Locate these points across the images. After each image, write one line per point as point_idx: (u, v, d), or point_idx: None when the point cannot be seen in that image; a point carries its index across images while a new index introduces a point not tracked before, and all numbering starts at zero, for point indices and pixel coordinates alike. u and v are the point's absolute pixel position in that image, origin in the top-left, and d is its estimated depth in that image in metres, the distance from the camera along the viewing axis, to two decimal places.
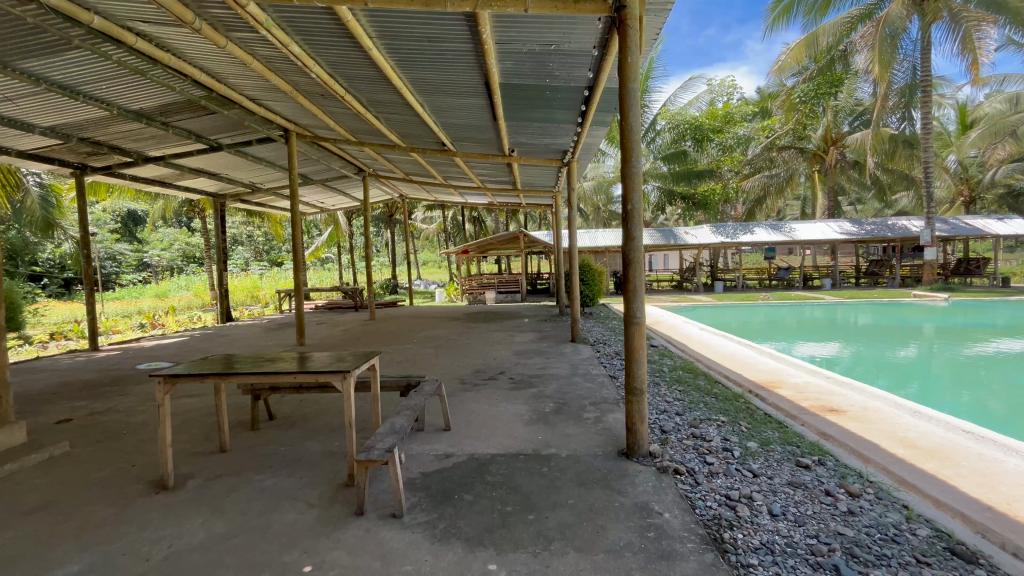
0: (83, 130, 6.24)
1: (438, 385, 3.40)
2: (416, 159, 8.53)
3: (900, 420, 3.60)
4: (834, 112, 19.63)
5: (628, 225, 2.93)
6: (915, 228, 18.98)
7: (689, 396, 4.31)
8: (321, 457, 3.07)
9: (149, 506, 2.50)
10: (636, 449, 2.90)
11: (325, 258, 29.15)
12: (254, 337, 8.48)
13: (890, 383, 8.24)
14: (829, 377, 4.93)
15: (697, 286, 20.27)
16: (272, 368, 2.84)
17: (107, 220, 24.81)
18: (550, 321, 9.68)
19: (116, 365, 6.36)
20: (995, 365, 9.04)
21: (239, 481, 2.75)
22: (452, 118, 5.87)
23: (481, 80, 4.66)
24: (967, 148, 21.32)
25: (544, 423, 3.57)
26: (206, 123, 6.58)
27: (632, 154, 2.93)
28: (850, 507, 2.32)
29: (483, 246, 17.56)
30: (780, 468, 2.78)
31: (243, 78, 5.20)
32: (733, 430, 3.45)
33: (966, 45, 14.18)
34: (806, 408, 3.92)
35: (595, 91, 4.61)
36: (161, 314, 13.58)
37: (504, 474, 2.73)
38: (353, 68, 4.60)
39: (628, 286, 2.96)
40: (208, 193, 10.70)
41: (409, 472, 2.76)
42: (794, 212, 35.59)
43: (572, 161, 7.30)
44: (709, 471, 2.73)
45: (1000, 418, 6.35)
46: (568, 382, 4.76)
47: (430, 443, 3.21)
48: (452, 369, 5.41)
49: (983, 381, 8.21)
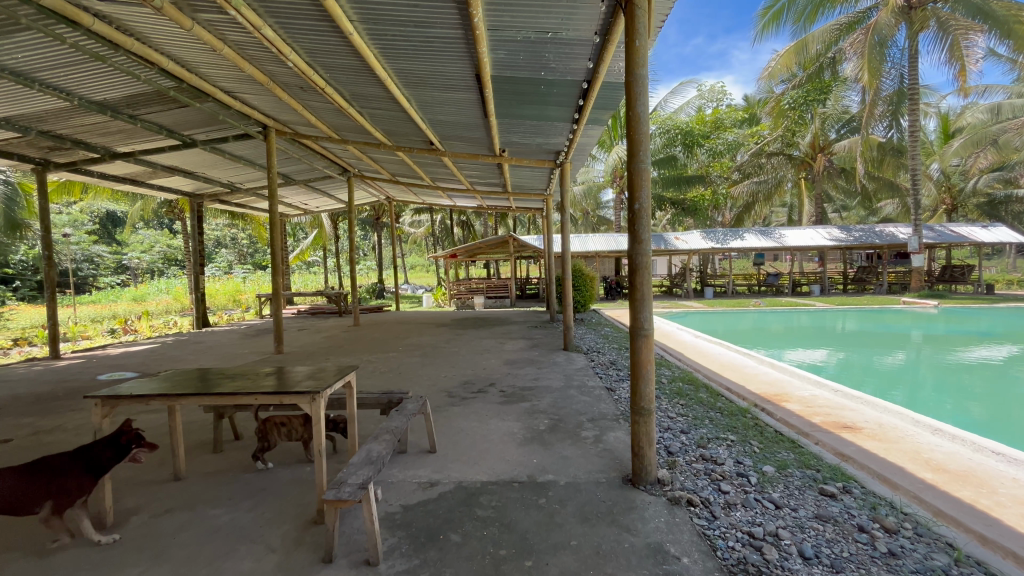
0: (42, 122, 5.79)
1: (423, 402, 3.07)
2: (403, 159, 8.19)
3: (921, 438, 3.36)
4: (822, 119, 19.69)
5: (634, 227, 2.65)
6: (902, 235, 19.10)
7: (692, 411, 4.04)
8: (289, 485, 2.71)
9: (80, 551, 2.13)
10: (642, 476, 2.61)
11: (311, 261, 28.52)
12: (229, 344, 8.04)
13: (876, 390, 8.09)
14: (837, 389, 4.71)
15: (688, 291, 20.17)
16: (231, 386, 2.48)
17: (84, 222, 23.97)
18: (541, 328, 9.38)
19: (76, 375, 5.90)
20: (981, 371, 8.97)
21: (190, 520, 2.39)
22: (440, 114, 5.56)
23: (471, 72, 4.36)
24: (950, 157, 21.57)
25: (538, 444, 3.26)
26: (178, 117, 6.17)
27: (639, 148, 2.66)
28: (891, 548, 2.05)
29: (472, 250, 17.22)
30: (804, 498, 2.50)
31: (216, 67, 4.85)
32: (744, 451, 3.17)
33: (954, 52, 14.25)
34: (817, 425, 3.67)
35: (594, 84, 4.32)
36: (136, 319, 12.98)
37: (496, 508, 2.41)
38: (333, 57, 4.27)
39: (633, 294, 2.68)
40: (184, 193, 10.24)
41: (387, 506, 2.42)
42: (780, 218, 35.91)
43: (566, 163, 7.01)
44: (725, 502, 2.45)
45: (989, 424, 6.23)
46: (563, 395, 4.45)
47: (412, 470, 2.87)
48: (438, 381, 5.08)
49: (970, 387, 8.12)
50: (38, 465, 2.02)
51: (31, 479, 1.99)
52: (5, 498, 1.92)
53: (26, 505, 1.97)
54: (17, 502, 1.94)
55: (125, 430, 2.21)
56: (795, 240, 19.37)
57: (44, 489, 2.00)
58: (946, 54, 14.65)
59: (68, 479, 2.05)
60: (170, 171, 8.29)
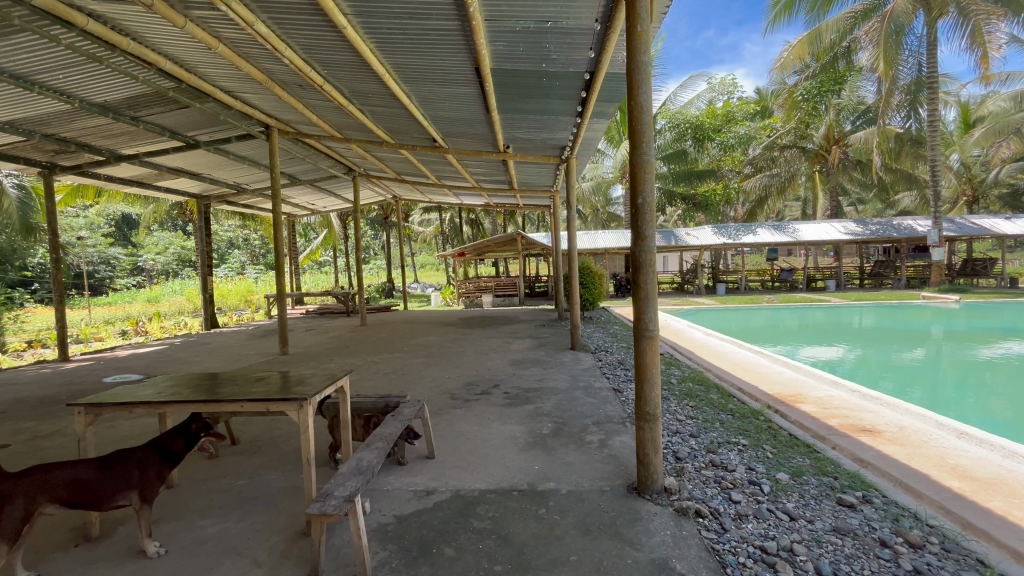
0: (45, 125, 5.79)
1: (420, 407, 2.97)
2: (406, 157, 8.10)
3: (946, 442, 3.18)
4: (837, 111, 19.12)
5: (637, 223, 2.51)
6: (921, 228, 18.58)
7: (702, 413, 3.88)
8: (282, 494, 2.63)
9: (61, 564, 2.06)
10: (648, 484, 2.48)
11: (321, 261, 28.68)
12: (235, 346, 8.05)
13: (892, 387, 7.85)
14: (854, 390, 4.52)
15: (699, 288, 19.88)
16: (220, 390, 2.41)
17: (101, 225, 24.36)
18: (549, 327, 9.26)
19: (82, 378, 5.90)
20: (1004, 368, 8.64)
21: (179, 530, 2.31)
22: (441, 110, 5.46)
23: (470, 66, 4.24)
24: (971, 147, 20.95)
25: (541, 449, 3.14)
26: (180, 118, 6.14)
27: (642, 140, 2.52)
28: (916, 565, 1.90)
29: (480, 248, 17.09)
30: (821, 509, 2.35)
31: (215, 67, 4.80)
32: (757, 456, 3.02)
33: (976, 39, 13.77)
34: (833, 428, 3.50)
35: (597, 75, 4.16)
36: (148, 320, 13.09)
37: (493, 519, 2.29)
38: (329, 53, 4.18)
39: (637, 293, 2.54)
40: (192, 194, 10.27)
41: (379, 517, 2.33)
42: (794, 212, 35.28)
43: (571, 158, 6.86)
44: (736, 513, 2.31)
45: (1010, 422, 5.99)
46: (568, 397, 4.32)
47: (408, 477, 2.77)
48: (441, 383, 4.98)
49: (990, 384, 7.84)
50: (115, 455, 2.04)
51: (115, 466, 2.01)
52: (93, 488, 1.93)
53: (114, 495, 1.97)
54: (106, 491, 1.95)
55: (193, 419, 2.27)
56: (810, 235, 18.96)
57: (130, 477, 2.03)
58: (967, 40, 14.17)
59: (147, 467, 2.09)
60: (176, 173, 8.31)
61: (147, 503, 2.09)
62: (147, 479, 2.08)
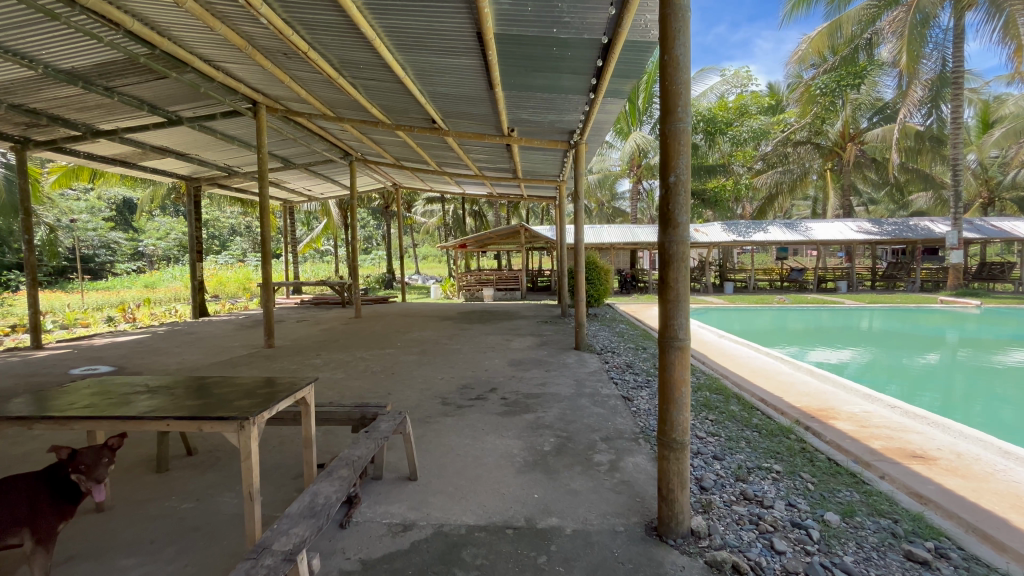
0: (10, 95, 5.35)
1: (401, 421, 2.52)
2: (404, 140, 7.61)
3: (1016, 476, 2.74)
4: (853, 106, 18.19)
5: (667, 207, 2.05)
6: (938, 230, 17.98)
7: (723, 429, 3.45)
8: (231, 524, 2.19)
9: None
10: (670, 527, 2.04)
11: (321, 250, 28.30)
12: (220, 337, 7.60)
13: (899, 391, 7.46)
14: (893, 405, 4.06)
15: (706, 286, 19.35)
16: (145, 401, 1.94)
17: (101, 208, 24.00)
18: (551, 324, 8.78)
19: (47, 370, 5.47)
20: (1017, 373, 8.26)
21: (92, 572, 1.87)
22: (440, 85, 4.98)
23: (472, 33, 3.78)
24: (989, 148, 20.33)
25: (542, 471, 2.70)
26: (159, 90, 5.69)
27: (677, 103, 2.03)
28: None
29: (482, 240, 16.60)
30: (888, 566, 1.91)
31: (189, 29, 4.33)
32: (795, 487, 2.58)
33: (1008, 31, 13.09)
34: (877, 451, 3.07)
35: (615, 41, 3.64)
36: (136, 307, 12.63)
37: (482, 570, 1.85)
38: (313, 12, 3.71)
39: (665, 294, 2.07)
40: (180, 176, 9.80)
41: (341, 563, 1.89)
42: (803, 211, 34.70)
43: (580, 144, 6.32)
44: (783, 569, 1.87)
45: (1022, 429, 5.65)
46: (573, 406, 3.88)
47: (383, 506, 2.33)
48: (432, 385, 4.53)
49: (999, 390, 7.48)
50: None
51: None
52: None
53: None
54: None
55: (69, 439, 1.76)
56: (822, 233, 18.38)
57: (16, 509, 1.59)
58: (1000, 33, 13.46)
59: (36, 500, 1.64)
60: (160, 151, 7.90)
61: (43, 544, 1.62)
62: (39, 513, 1.64)
